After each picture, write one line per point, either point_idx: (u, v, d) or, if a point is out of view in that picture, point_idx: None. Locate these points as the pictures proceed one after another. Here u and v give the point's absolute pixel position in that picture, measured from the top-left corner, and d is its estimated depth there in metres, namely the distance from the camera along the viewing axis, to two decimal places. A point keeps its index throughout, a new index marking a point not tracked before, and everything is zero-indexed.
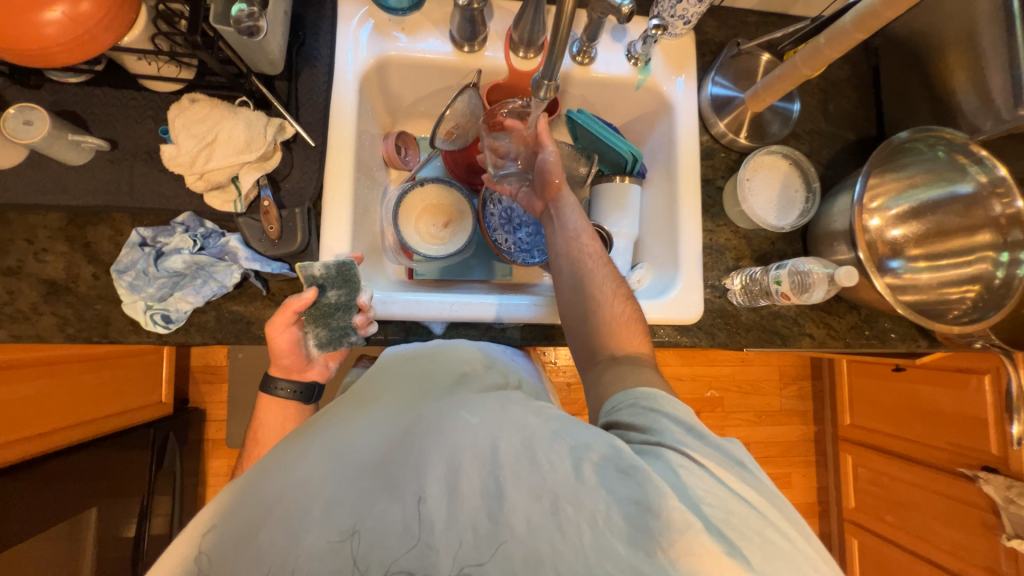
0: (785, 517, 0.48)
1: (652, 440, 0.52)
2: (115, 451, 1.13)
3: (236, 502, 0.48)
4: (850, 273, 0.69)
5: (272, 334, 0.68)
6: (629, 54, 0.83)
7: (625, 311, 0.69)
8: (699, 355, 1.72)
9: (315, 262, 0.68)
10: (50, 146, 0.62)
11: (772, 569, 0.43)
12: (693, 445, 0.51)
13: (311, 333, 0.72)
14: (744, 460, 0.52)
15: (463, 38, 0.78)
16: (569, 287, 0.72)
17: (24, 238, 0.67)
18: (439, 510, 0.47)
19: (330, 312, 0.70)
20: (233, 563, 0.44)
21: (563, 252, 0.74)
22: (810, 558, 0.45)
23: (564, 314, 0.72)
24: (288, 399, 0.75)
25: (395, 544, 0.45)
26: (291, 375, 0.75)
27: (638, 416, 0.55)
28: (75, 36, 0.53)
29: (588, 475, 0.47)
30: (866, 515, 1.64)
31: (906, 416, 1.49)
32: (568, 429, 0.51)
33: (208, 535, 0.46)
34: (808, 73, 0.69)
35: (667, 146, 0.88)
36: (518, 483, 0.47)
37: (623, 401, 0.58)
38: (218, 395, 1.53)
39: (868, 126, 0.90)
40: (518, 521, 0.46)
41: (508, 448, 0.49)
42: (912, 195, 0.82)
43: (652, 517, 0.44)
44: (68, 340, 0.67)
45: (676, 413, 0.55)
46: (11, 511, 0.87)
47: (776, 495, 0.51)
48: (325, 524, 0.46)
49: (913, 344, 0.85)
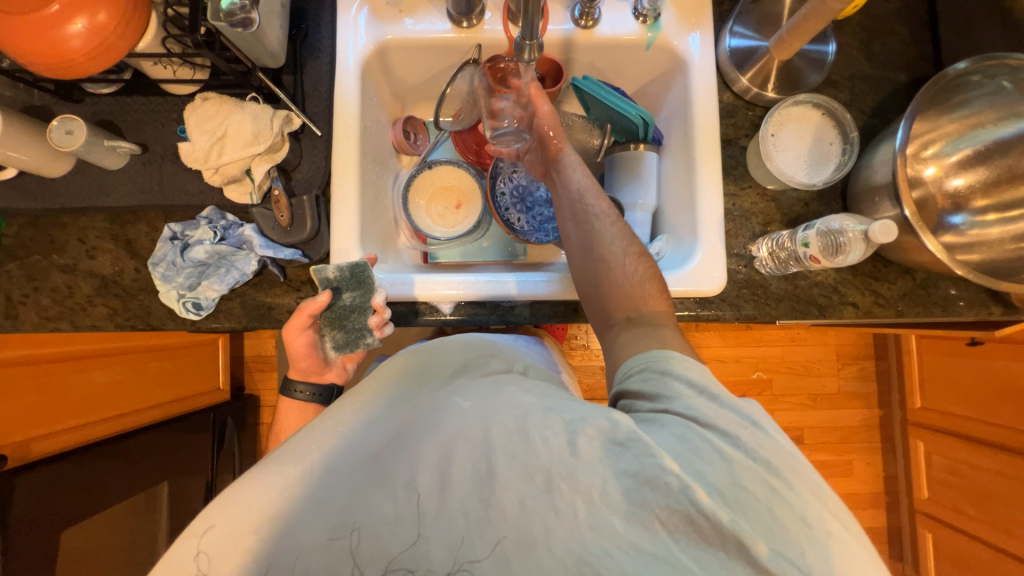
0: (804, 481, 0.45)
1: (659, 409, 0.50)
2: (183, 432, 1.24)
3: (233, 503, 0.50)
4: (887, 228, 0.62)
5: (289, 337, 0.73)
6: (636, 12, 0.78)
7: (640, 269, 0.65)
8: (744, 335, 1.62)
9: (329, 265, 0.71)
10: (90, 152, 0.69)
11: (778, 535, 0.42)
12: (703, 410, 0.49)
13: (328, 336, 0.75)
14: (764, 423, 0.48)
15: (459, 14, 0.77)
16: (580, 255, 0.68)
17: (77, 238, 0.75)
18: (432, 499, 0.49)
19: (346, 313, 0.73)
20: (231, 561, 0.47)
21: (568, 214, 0.70)
22: (823, 520, 0.43)
23: (577, 281, 0.69)
24: (308, 400, 0.80)
25: (393, 537, 0.48)
26: (311, 379, 0.80)
27: (647, 384, 0.53)
28: (96, 46, 0.57)
29: (583, 450, 0.48)
30: (942, 506, 1.48)
31: (988, 395, 1.31)
32: (563, 406, 0.53)
33: (207, 535, 0.48)
34: (838, 7, 0.60)
35: (683, 107, 0.82)
36: (511, 463, 0.49)
37: (634, 366, 0.56)
38: (270, 382, 1.64)
39: (923, 65, 0.79)
40: (510, 503, 0.48)
41: (500, 430, 0.52)
42: (974, 137, 0.72)
43: (649, 489, 0.45)
44: (118, 328, 0.74)
45: (689, 376, 0.52)
46: (99, 480, 0.99)
47: (800, 458, 0.47)
48: (324, 519, 0.49)
49: (982, 311, 0.74)
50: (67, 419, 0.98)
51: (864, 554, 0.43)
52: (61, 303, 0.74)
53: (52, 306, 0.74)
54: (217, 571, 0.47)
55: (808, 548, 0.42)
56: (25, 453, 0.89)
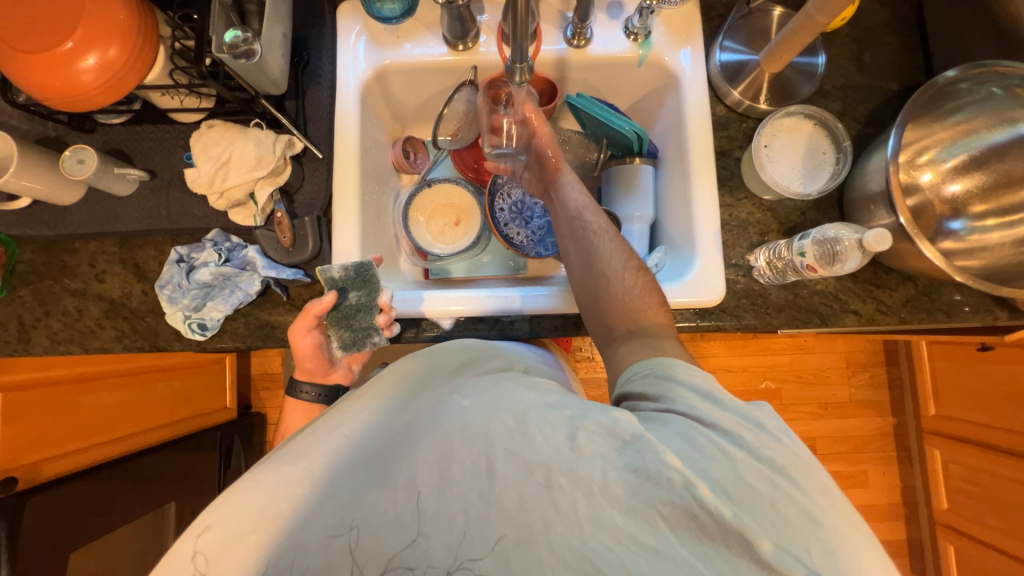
0: (812, 482, 0.44)
1: (663, 408, 0.50)
2: (191, 451, 1.25)
3: (232, 503, 0.51)
4: (882, 237, 0.61)
5: (295, 339, 0.74)
6: (627, 30, 0.80)
7: (639, 283, 0.65)
8: (750, 344, 1.61)
9: (334, 265, 0.72)
10: (100, 179, 0.71)
11: (783, 534, 0.42)
12: (708, 411, 0.49)
13: (334, 336, 0.76)
14: (769, 423, 0.48)
15: (455, 37, 0.79)
16: (580, 268, 0.69)
17: (88, 263, 0.77)
18: (431, 496, 0.49)
19: (352, 313, 0.74)
20: (225, 561, 0.48)
21: (567, 231, 0.72)
22: (829, 519, 0.43)
23: (577, 293, 0.69)
24: (313, 401, 0.81)
25: (393, 537, 0.48)
26: (316, 380, 0.81)
27: (651, 385, 0.53)
28: (107, 80, 0.59)
29: (583, 444, 0.48)
30: (961, 518, 1.44)
31: (1003, 402, 1.28)
32: (565, 402, 0.53)
33: (203, 536, 0.49)
34: (824, 20, 0.62)
35: (676, 121, 0.83)
36: (510, 458, 0.49)
37: (638, 370, 0.56)
38: (276, 400, 1.65)
39: (915, 73, 0.80)
40: (510, 499, 0.48)
41: (501, 426, 0.52)
42: (969, 143, 0.73)
43: (652, 485, 0.45)
44: (126, 350, 0.76)
45: (694, 381, 0.52)
46: (108, 501, 1.00)
47: (811, 459, 0.47)
48: (324, 516, 0.49)
49: (988, 317, 0.73)
50: (77, 441, 1.00)
51: (870, 547, 0.43)
52: (71, 326, 0.76)
53: (63, 329, 0.76)
54: (215, 572, 0.48)
55: (815, 545, 0.42)
56: (35, 475, 0.90)
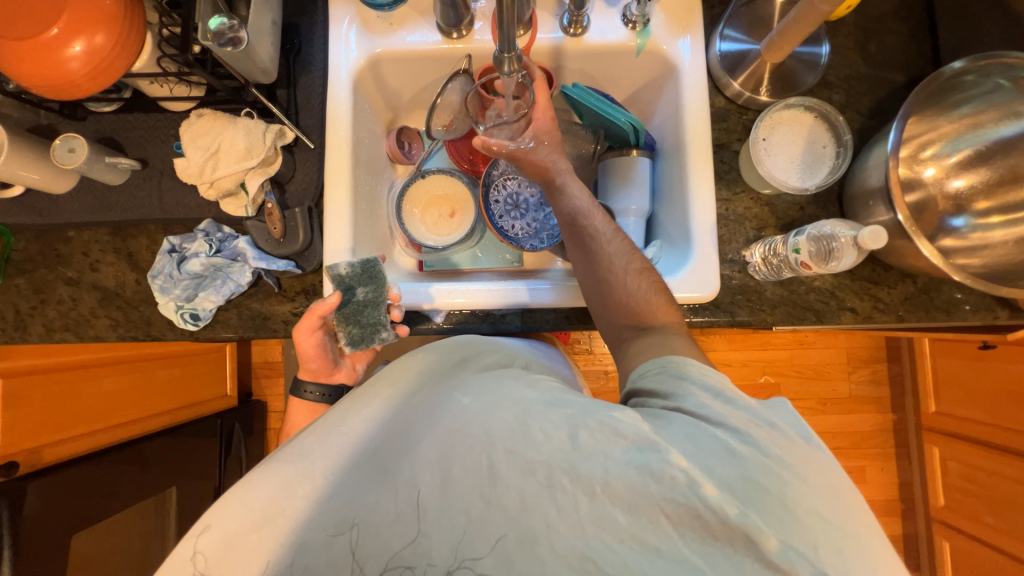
0: (820, 478, 0.44)
1: (672, 407, 0.50)
2: (192, 437, 1.26)
3: (234, 504, 0.51)
4: (877, 234, 0.60)
5: (299, 339, 0.74)
6: (625, 18, 0.78)
7: (645, 283, 0.65)
8: (750, 338, 1.60)
9: (341, 262, 0.73)
10: (91, 169, 0.71)
11: (790, 534, 0.42)
12: (719, 410, 0.49)
13: (343, 332, 0.75)
14: (783, 422, 0.48)
15: (449, 25, 0.77)
16: (583, 272, 0.68)
17: (81, 252, 0.77)
18: (433, 495, 0.49)
19: (361, 308, 0.73)
20: (224, 561, 0.48)
21: (570, 236, 0.70)
22: (837, 517, 0.42)
23: (587, 292, 0.69)
24: (317, 401, 0.81)
25: (395, 534, 0.48)
26: (320, 379, 0.82)
27: (664, 382, 0.53)
28: (94, 67, 0.59)
29: (584, 442, 0.48)
30: (957, 514, 1.44)
31: (1004, 401, 1.27)
32: (562, 399, 0.53)
33: (203, 537, 0.50)
34: (826, 9, 0.59)
35: (675, 113, 0.81)
36: (511, 458, 0.49)
37: (651, 367, 0.56)
38: (276, 388, 1.66)
39: (921, 64, 0.77)
40: (511, 500, 0.48)
41: (501, 425, 0.51)
42: (974, 137, 0.71)
43: (654, 483, 0.45)
44: (120, 338, 0.76)
45: (708, 380, 0.52)
46: (109, 486, 1.02)
47: (822, 456, 0.46)
48: (325, 515, 0.49)
49: (988, 316, 0.72)
50: (78, 427, 1.01)
51: (878, 546, 0.42)
52: (66, 314, 0.76)
53: (58, 317, 0.76)
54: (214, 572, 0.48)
55: (822, 543, 0.41)
56: (36, 460, 0.92)
